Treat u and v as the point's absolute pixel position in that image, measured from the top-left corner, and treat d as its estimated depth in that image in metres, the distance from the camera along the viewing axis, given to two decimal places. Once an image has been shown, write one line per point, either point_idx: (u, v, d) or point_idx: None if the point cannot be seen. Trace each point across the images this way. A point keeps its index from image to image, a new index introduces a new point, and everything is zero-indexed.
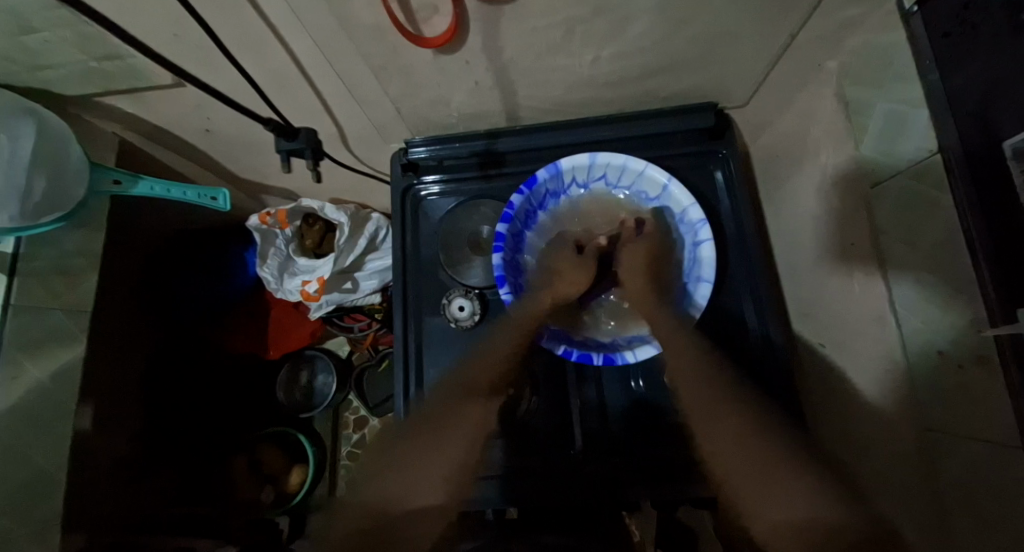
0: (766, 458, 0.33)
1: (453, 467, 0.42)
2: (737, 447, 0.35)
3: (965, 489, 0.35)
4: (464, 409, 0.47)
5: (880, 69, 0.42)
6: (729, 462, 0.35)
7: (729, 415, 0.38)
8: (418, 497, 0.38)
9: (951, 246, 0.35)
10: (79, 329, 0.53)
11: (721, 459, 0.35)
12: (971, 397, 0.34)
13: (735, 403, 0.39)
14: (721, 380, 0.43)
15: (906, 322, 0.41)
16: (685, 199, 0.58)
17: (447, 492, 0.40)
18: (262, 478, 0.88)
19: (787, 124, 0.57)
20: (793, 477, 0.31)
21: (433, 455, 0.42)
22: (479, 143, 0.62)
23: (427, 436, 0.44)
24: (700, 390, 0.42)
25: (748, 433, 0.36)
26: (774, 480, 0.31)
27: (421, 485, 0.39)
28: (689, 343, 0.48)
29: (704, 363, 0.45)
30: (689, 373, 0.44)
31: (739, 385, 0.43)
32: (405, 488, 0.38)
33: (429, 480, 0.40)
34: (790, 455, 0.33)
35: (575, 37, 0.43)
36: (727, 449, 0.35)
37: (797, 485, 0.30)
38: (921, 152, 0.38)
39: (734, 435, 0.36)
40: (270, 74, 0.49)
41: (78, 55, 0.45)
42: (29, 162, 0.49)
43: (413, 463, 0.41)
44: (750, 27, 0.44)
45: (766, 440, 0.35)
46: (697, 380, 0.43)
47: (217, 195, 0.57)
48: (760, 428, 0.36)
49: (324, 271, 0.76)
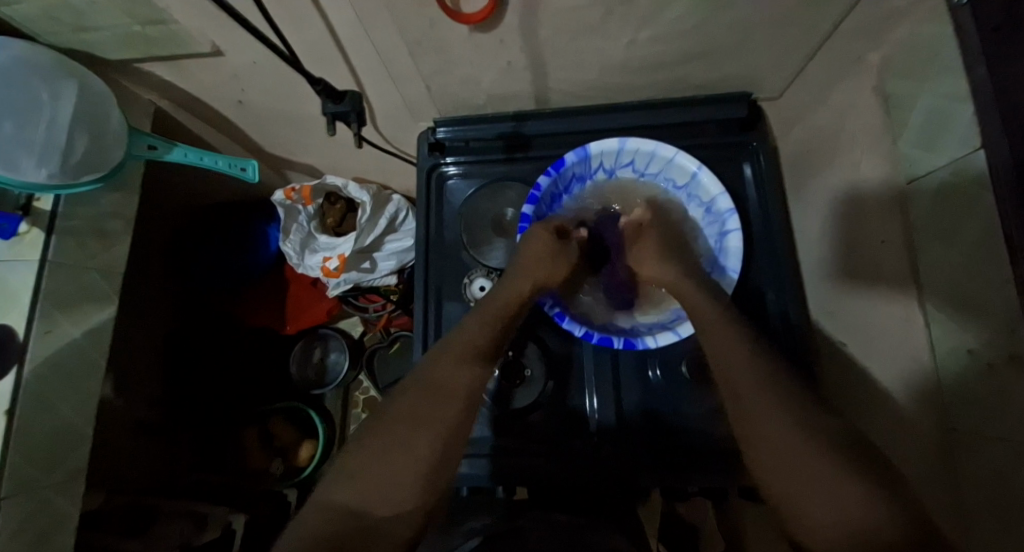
0: (820, 454, 0.31)
1: (434, 458, 0.38)
2: (795, 441, 0.32)
3: (988, 491, 0.35)
4: (453, 384, 0.42)
5: (922, 63, 0.41)
6: (784, 460, 0.32)
7: (774, 397, 0.36)
8: (394, 494, 0.36)
9: (986, 243, 0.35)
10: (112, 290, 0.58)
11: (771, 449, 0.33)
12: (999, 397, 0.34)
13: (778, 381, 0.37)
14: (766, 357, 0.39)
15: (936, 321, 0.40)
16: (714, 188, 0.58)
17: (427, 488, 0.37)
18: (273, 450, 0.88)
19: (821, 118, 0.56)
20: (851, 481, 0.29)
21: (414, 440, 0.38)
22: (506, 125, 0.62)
23: (409, 416, 0.39)
24: (740, 379, 0.38)
25: (802, 424, 0.33)
26: (835, 484, 0.30)
27: (399, 482, 0.36)
28: (721, 318, 0.44)
29: (748, 345, 0.40)
30: (732, 353, 0.40)
31: (778, 361, 0.39)
32: (381, 484, 0.35)
33: (407, 470, 0.36)
34: (845, 450, 0.32)
35: (612, 18, 0.43)
36: (781, 441, 0.33)
37: (855, 493, 0.29)
38: (963, 148, 0.37)
39: (789, 428, 0.33)
40: (307, 45, 0.49)
41: (122, 19, 0.46)
42: (71, 121, 0.50)
43: (390, 453, 0.37)
44: (789, 15, 0.44)
45: (824, 440, 0.32)
46: (741, 360, 0.39)
47: (246, 166, 0.58)
48: (794, 404, 0.35)
49: (344, 249, 0.78)
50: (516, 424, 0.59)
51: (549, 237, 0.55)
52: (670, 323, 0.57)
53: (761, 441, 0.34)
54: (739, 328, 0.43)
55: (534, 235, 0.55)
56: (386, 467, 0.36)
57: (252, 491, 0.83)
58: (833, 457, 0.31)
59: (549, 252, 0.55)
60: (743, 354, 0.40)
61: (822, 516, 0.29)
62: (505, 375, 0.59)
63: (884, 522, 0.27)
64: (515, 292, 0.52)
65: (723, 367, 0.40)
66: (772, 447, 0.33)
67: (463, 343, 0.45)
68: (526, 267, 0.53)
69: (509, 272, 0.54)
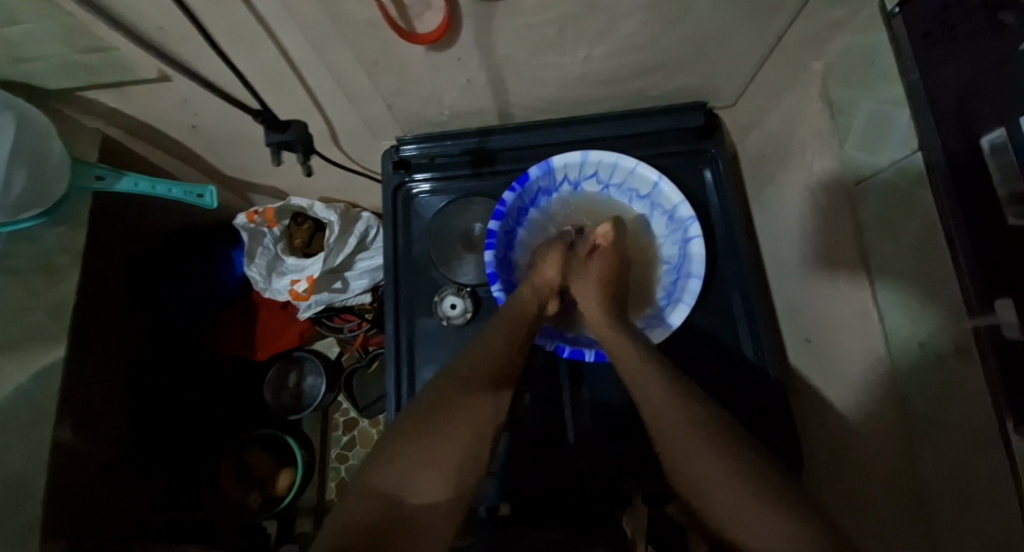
0: (739, 472, 0.32)
1: (466, 452, 0.39)
2: (719, 461, 0.33)
3: (940, 478, 0.37)
4: (478, 386, 0.43)
5: (863, 69, 0.43)
6: (713, 495, 0.32)
7: (692, 419, 0.37)
8: (428, 484, 0.36)
9: (929, 241, 0.36)
10: (60, 329, 0.52)
11: (705, 480, 0.33)
12: (951, 387, 0.35)
13: (722, 414, 0.38)
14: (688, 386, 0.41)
15: (891, 316, 0.41)
16: (675, 197, 0.59)
17: (461, 482, 0.37)
18: (250, 482, 0.85)
19: (774, 124, 0.58)
20: (758, 497, 0.30)
21: (447, 432, 0.39)
22: (471, 140, 0.63)
23: (435, 413, 0.40)
24: (661, 411, 0.39)
25: (728, 447, 0.34)
26: (750, 502, 0.30)
27: (436, 469, 0.37)
28: (634, 346, 0.47)
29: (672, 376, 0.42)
30: (648, 384, 0.42)
31: (711, 398, 0.40)
32: (414, 474, 0.36)
33: (444, 460, 0.37)
34: (768, 471, 0.32)
35: (567, 35, 0.43)
36: (714, 474, 0.33)
37: (776, 515, 0.29)
38: (904, 149, 0.39)
39: (709, 451, 0.34)
40: (260, 69, 0.48)
41: (60, 47, 0.44)
42: (8, 156, 0.47)
43: (429, 442, 0.38)
44: (736, 28, 0.45)
45: (764, 465, 0.33)
46: (660, 394, 0.40)
47: (203, 193, 0.57)
48: (728, 420, 0.37)
49: (313, 270, 0.76)
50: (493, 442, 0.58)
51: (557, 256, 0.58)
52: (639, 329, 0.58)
53: (697, 471, 0.34)
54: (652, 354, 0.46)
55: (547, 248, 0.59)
56: (424, 456, 0.37)
57: (225, 525, 0.81)
58: (752, 480, 0.31)
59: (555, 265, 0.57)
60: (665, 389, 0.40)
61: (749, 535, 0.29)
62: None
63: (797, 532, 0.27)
64: (529, 303, 0.53)
65: (647, 403, 0.41)
66: (696, 466, 0.34)
67: (476, 362, 0.46)
68: (539, 281, 0.56)
69: (523, 287, 0.55)
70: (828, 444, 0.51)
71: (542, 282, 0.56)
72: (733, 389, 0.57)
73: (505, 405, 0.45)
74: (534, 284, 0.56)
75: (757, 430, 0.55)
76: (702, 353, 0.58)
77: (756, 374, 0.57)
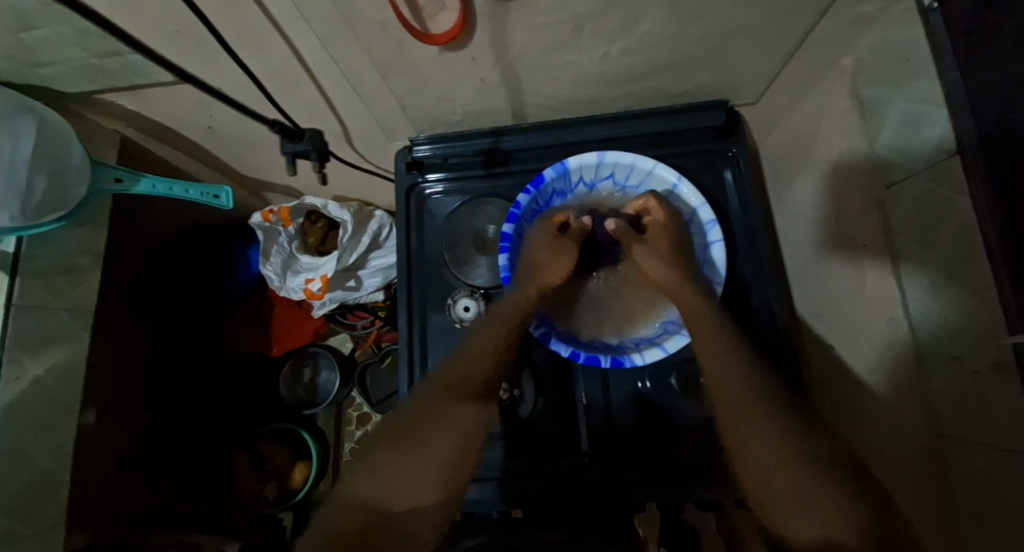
0: (804, 462, 0.32)
1: (450, 459, 0.40)
2: (772, 444, 0.34)
3: (975, 498, 0.34)
4: (467, 395, 0.43)
5: (898, 67, 0.41)
6: (767, 476, 0.33)
7: (756, 407, 0.36)
8: (410, 493, 0.37)
9: (968, 249, 0.34)
10: (83, 328, 0.54)
11: (762, 464, 0.33)
12: (988, 400, 0.33)
13: (755, 384, 0.38)
14: (764, 379, 0.39)
15: (920, 324, 0.39)
16: (694, 200, 0.58)
17: (444, 486, 0.39)
18: (265, 474, 0.85)
19: (798, 121, 0.55)
20: (830, 501, 0.29)
21: (432, 442, 0.39)
22: (484, 141, 0.62)
23: (421, 419, 0.41)
24: (740, 413, 0.37)
25: (783, 440, 0.33)
26: (809, 488, 0.30)
27: (422, 477, 0.38)
28: (727, 339, 0.43)
29: (745, 370, 0.40)
30: (726, 372, 0.40)
31: (757, 367, 0.40)
32: (399, 484, 0.37)
33: (429, 469, 0.38)
34: (816, 458, 0.32)
35: (583, 33, 0.42)
36: (765, 459, 0.33)
37: (831, 498, 0.29)
38: (940, 152, 0.37)
39: (766, 438, 0.34)
40: (272, 70, 0.48)
41: (78, 52, 0.44)
42: (30, 162, 0.49)
43: (416, 450, 0.39)
44: (758, 25, 0.44)
45: (789, 432, 0.34)
46: (734, 395, 0.38)
47: (219, 193, 0.57)
48: (764, 391, 0.38)
49: (327, 269, 0.76)
50: (505, 444, 0.58)
51: (551, 240, 0.56)
52: (656, 338, 0.57)
53: (750, 457, 0.35)
54: (718, 335, 0.44)
55: (537, 240, 0.56)
56: (408, 466, 0.38)
57: (240, 519, 0.81)
58: (804, 470, 0.31)
59: (550, 252, 0.56)
60: (740, 376, 0.39)
61: (800, 512, 0.30)
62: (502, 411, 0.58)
63: (854, 520, 0.27)
64: (519, 305, 0.52)
65: (718, 385, 0.40)
66: (755, 449, 0.34)
67: (466, 364, 0.45)
68: (535, 277, 0.54)
69: (514, 291, 0.53)
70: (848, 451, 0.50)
71: (543, 281, 0.55)
72: None
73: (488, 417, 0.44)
74: (535, 282, 0.54)
75: None
76: None
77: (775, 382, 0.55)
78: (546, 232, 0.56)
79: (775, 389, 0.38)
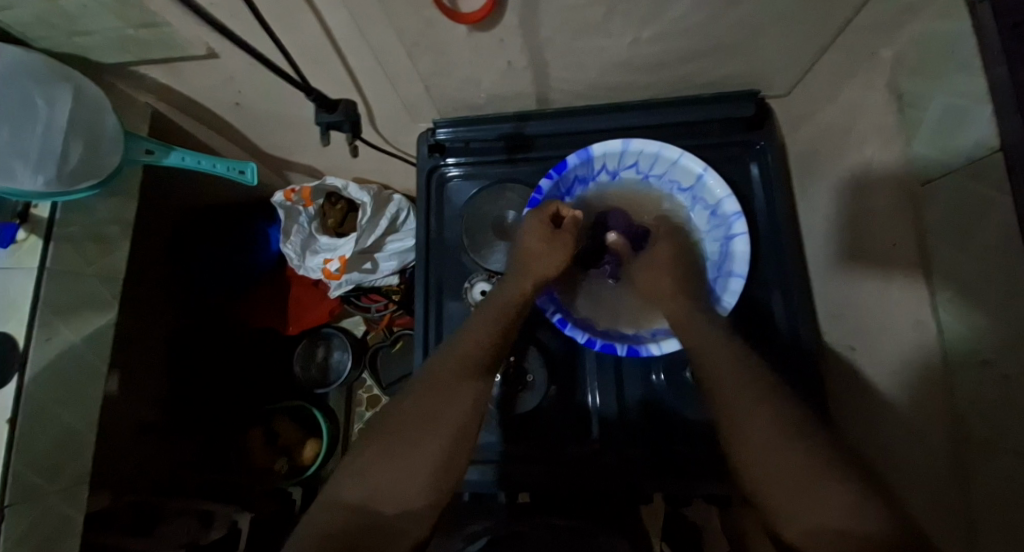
0: (826, 478, 0.30)
1: (444, 452, 0.38)
2: (784, 457, 0.32)
3: (996, 505, 0.34)
4: (461, 384, 0.42)
5: (940, 60, 0.39)
6: (772, 491, 0.32)
7: (770, 423, 0.34)
8: (400, 492, 0.35)
9: (1001, 250, 0.33)
10: (112, 296, 0.57)
11: (771, 483, 0.32)
12: (1013, 407, 0.32)
13: (763, 383, 0.38)
14: (775, 388, 0.38)
15: (948, 326, 0.39)
16: (720, 191, 0.57)
17: (438, 482, 0.37)
18: (277, 449, 0.86)
19: (829, 116, 0.54)
20: (834, 518, 0.28)
21: (424, 439, 0.38)
22: (506, 125, 0.61)
23: (415, 414, 0.39)
24: (745, 423, 0.36)
25: (792, 443, 0.33)
26: (814, 508, 0.29)
27: (412, 475, 0.36)
28: (727, 347, 0.43)
29: (754, 379, 0.39)
30: (730, 382, 0.39)
31: (763, 371, 0.40)
32: (388, 483, 0.35)
33: (420, 463, 0.37)
34: (824, 466, 0.31)
35: (614, 17, 0.41)
36: (773, 465, 0.32)
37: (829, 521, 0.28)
38: (981, 148, 0.35)
39: (768, 445, 0.33)
40: (304, 46, 0.48)
41: (115, 23, 0.45)
42: (66, 129, 0.51)
43: (404, 447, 0.37)
44: (795, 12, 0.42)
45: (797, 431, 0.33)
46: (745, 401, 0.37)
47: (245, 169, 0.58)
48: (773, 392, 0.37)
49: (345, 250, 0.77)
50: (514, 430, 0.58)
51: (545, 229, 0.55)
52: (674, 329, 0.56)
53: (753, 470, 0.34)
54: (729, 348, 0.43)
55: (530, 231, 0.55)
56: (397, 464, 0.36)
57: (251, 490, 0.82)
58: (817, 480, 0.30)
59: (544, 245, 0.55)
60: (742, 383, 0.39)
61: (797, 517, 0.29)
62: (507, 381, 0.58)
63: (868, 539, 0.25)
64: (516, 296, 0.51)
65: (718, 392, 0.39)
66: (754, 455, 0.34)
67: (461, 354, 0.45)
68: (528, 271, 0.54)
69: (506, 287, 0.52)
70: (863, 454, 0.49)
71: (538, 274, 0.54)
72: None
73: (487, 399, 0.43)
74: (529, 275, 0.53)
75: None
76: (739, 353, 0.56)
77: (793, 377, 0.55)
78: (540, 220, 0.55)
79: (783, 398, 0.37)
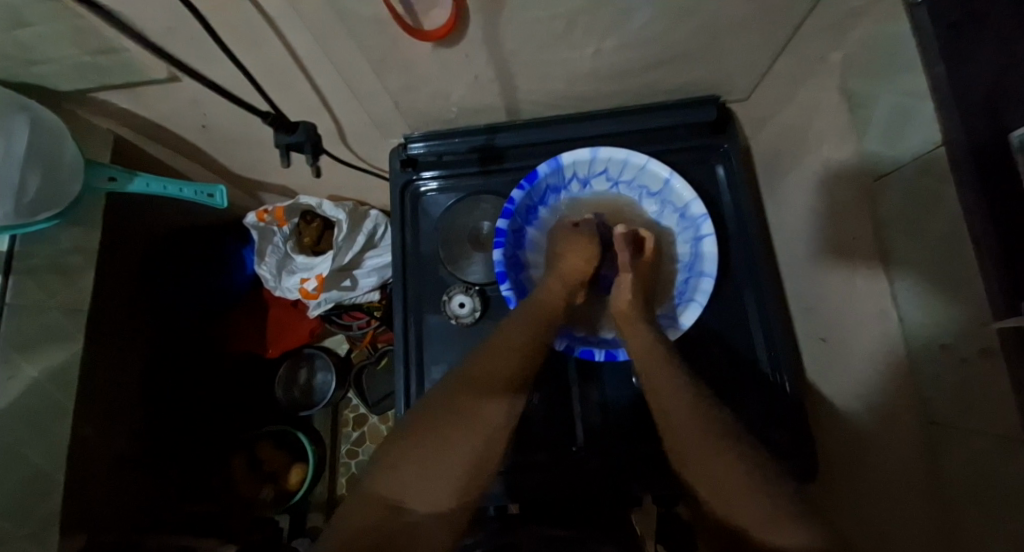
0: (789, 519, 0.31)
1: (470, 461, 0.39)
2: (740, 475, 0.35)
3: (966, 482, 0.35)
4: (491, 396, 0.42)
5: (885, 61, 0.40)
6: (731, 496, 0.34)
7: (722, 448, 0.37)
8: (428, 494, 0.37)
9: (950, 240, 0.35)
10: (76, 327, 0.54)
11: (732, 502, 0.34)
12: (972, 388, 0.34)
13: (710, 411, 0.40)
14: (719, 418, 0.40)
15: (908, 315, 0.40)
16: (687, 194, 0.59)
17: (462, 490, 0.38)
18: (262, 476, 0.85)
19: (790, 117, 0.56)
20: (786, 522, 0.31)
21: (456, 443, 0.39)
22: (479, 138, 0.62)
23: (444, 418, 0.40)
24: (688, 438, 0.39)
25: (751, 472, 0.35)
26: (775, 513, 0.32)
27: (442, 478, 0.38)
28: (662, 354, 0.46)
29: (692, 398, 0.41)
30: (669, 399, 0.42)
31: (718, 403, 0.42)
32: (414, 483, 0.37)
33: (454, 466, 0.38)
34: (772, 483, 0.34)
35: (575, 29, 0.42)
36: (729, 487, 0.35)
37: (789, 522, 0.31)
38: (927, 144, 0.36)
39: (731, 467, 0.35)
40: (269, 67, 0.48)
41: (72, 50, 0.45)
42: (23, 161, 0.49)
43: (436, 452, 0.38)
44: (745, 20, 0.44)
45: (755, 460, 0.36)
46: (689, 426, 0.39)
47: (214, 192, 0.57)
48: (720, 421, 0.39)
49: (322, 268, 0.76)
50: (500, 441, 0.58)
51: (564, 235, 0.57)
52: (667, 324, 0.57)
53: (728, 500, 0.34)
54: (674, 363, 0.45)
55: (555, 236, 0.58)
56: (428, 465, 0.38)
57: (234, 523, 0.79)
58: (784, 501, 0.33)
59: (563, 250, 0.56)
60: (692, 411, 0.40)
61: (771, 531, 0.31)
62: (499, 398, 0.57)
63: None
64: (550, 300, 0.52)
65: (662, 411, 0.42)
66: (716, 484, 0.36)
67: (493, 366, 0.44)
68: (560, 274, 0.55)
69: (515, 312, 0.51)
70: (839, 441, 0.51)
71: (568, 273, 0.55)
72: (745, 388, 0.56)
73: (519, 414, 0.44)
74: (560, 276, 0.54)
75: (769, 432, 0.54)
76: (717, 351, 0.58)
77: (769, 370, 0.56)
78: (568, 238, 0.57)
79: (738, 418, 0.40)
